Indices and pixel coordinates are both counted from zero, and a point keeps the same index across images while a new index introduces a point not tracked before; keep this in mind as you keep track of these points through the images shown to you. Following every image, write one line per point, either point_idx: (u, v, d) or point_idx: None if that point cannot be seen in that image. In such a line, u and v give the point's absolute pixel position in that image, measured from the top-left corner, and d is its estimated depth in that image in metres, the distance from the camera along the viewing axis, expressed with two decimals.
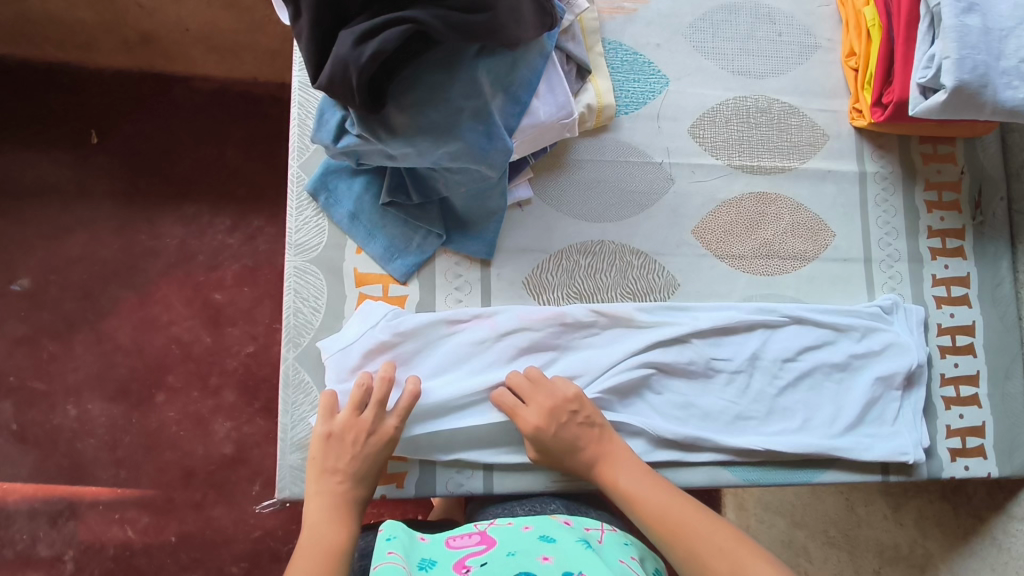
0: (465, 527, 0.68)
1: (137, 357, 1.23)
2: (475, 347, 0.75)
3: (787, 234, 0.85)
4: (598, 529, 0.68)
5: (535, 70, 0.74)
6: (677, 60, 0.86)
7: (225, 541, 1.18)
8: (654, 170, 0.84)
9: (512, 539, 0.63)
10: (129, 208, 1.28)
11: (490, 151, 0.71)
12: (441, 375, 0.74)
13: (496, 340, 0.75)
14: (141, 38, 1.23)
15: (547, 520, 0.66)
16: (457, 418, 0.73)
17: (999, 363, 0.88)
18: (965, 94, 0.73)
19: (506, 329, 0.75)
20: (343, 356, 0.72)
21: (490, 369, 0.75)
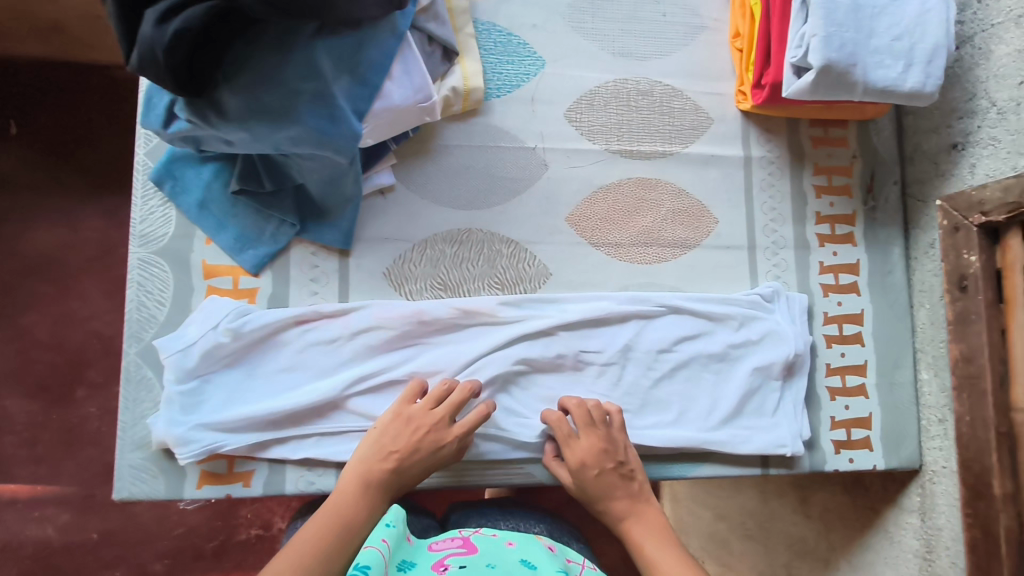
0: (454, 533, 0.73)
1: (56, 352, 1.14)
2: (327, 346, 0.74)
3: (668, 220, 0.83)
4: (579, 563, 0.71)
5: (387, 51, 0.70)
6: (555, 40, 0.83)
7: (146, 539, 1.13)
8: (528, 155, 0.81)
9: (495, 555, 0.66)
10: (45, 198, 1.18)
11: (337, 136, 0.68)
12: (291, 374, 0.73)
13: (348, 339, 0.74)
14: (51, 26, 1.11)
15: (533, 543, 0.69)
16: (310, 425, 0.73)
17: (888, 353, 0.86)
18: (832, 74, 0.70)
19: (359, 329, 0.74)
20: (181, 357, 0.70)
21: (342, 370, 0.74)
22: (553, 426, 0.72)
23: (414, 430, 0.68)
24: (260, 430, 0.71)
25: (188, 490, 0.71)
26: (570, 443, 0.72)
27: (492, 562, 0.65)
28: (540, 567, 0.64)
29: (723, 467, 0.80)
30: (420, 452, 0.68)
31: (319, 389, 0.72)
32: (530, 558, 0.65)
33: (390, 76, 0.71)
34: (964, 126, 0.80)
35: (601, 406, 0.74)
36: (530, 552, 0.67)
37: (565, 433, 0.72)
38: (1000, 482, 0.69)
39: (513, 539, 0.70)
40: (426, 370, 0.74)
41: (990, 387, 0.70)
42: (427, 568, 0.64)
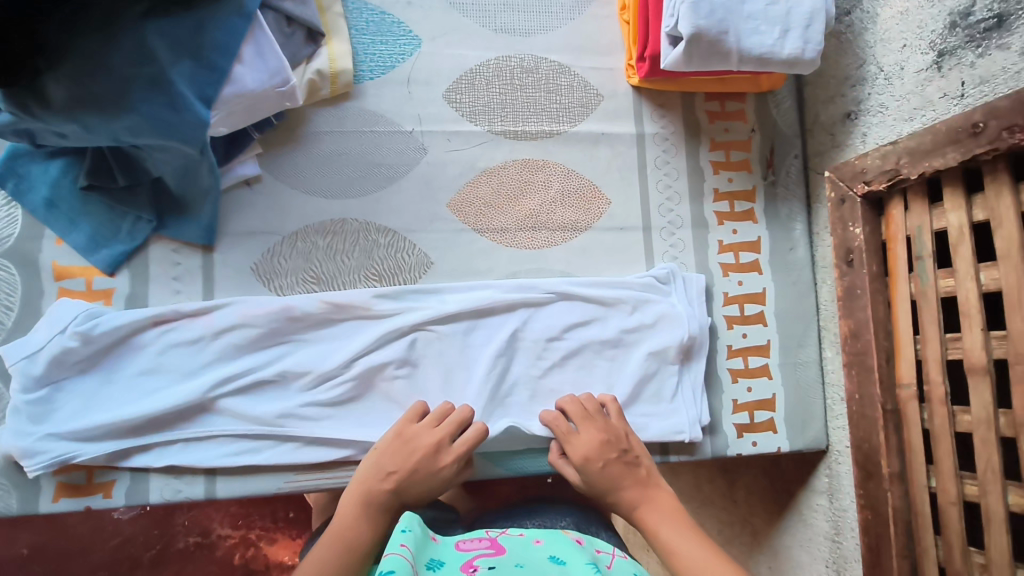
0: (479, 533, 0.69)
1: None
2: (190, 347, 0.70)
3: (556, 203, 0.80)
4: (609, 552, 0.69)
5: (234, 32, 0.65)
6: (431, 18, 0.79)
7: (82, 551, 1.07)
8: (405, 139, 0.77)
9: (524, 554, 0.63)
10: None
11: (178, 125, 0.63)
12: (151, 378, 0.70)
13: (211, 338, 0.71)
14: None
15: (560, 539, 0.67)
16: (173, 432, 0.69)
17: (793, 331, 0.84)
18: (704, 42, 0.67)
19: (223, 327, 0.71)
20: (29, 364, 0.66)
21: (205, 372, 0.70)
22: (551, 427, 0.72)
23: (411, 448, 0.67)
24: (119, 438, 0.68)
25: (44, 504, 0.68)
26: (570, 440, 0.71)
27: (522, 562, 0.61)
28: (568, 563, 0.61)
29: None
30: (425, 471, 0.66)
31: (180, 393, 0.69)
32: (559, 555, 0.63)
33: (240, 58, 0.67)
34: (857, 94, 0.77)
35: (596, 398, 0.74)
36: (558, 549, 0.64)
37: (564, 428, 0.71)
38: (887, 461, 0.67)
39: (541, 537, 0.68)
40: (296, 369, 0.71)
41: (877, 364, 0.68)
42: (456, 566, 0.60)
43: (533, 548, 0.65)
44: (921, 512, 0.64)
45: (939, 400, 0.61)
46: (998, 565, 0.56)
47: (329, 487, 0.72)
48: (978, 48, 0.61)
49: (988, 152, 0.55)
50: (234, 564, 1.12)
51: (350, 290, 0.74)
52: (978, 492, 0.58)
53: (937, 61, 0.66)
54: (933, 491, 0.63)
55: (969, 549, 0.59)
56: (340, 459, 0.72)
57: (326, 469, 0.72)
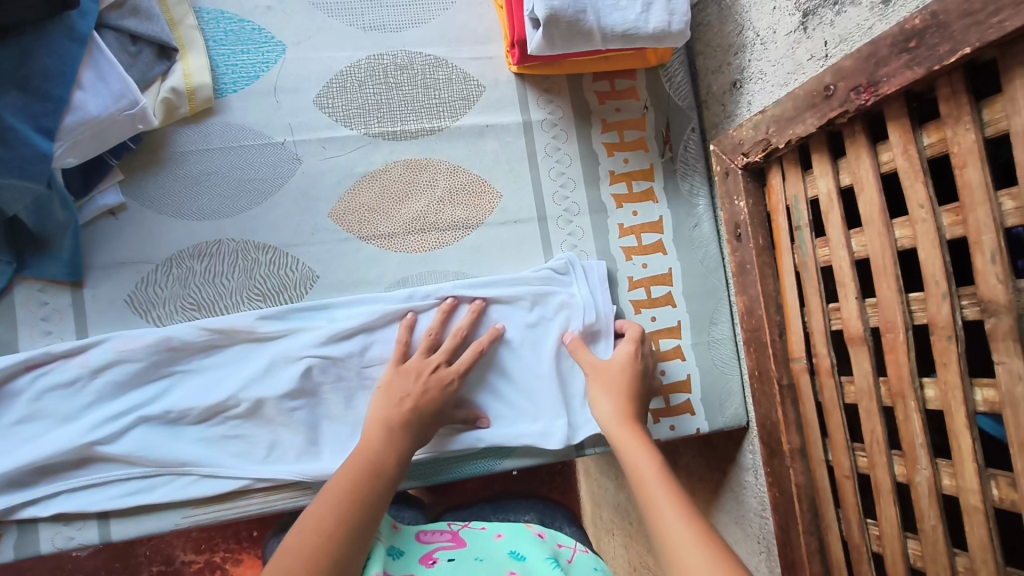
0: (441, 525, 0.71)
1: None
2: (67, 388, 0.67)
3: (444, 201, 0.77)
4: (572, 547, 0.69)
5: (66, 57, 0.63)
6: (294, 21, 0.76)
7: None
8: (277, 150, 0.74)
9: (486, 549, 0.65)
10: None
11: (13, 161, 0.59)
12: (28, 426, 0.66)
13: (89, 378, 0.67)
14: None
15: (522, 532, 0.68)
16: (57, 481, 0.66)
17: (703, 309, 0.82)
18: (562, 24, 0.64)
19: (99, 365, 0.67)
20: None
21: (89, 411, 0.67)
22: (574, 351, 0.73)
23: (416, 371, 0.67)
24: (4, 490, 0.65)
25: None
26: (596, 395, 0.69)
27: (480, 556, 0.63)
28: (528, 557, 0.62)
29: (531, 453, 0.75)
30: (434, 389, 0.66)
31: (62, 436, 0.65)
32: (520, 549, 0.64)
33: (80, 84, 0.64)
34: (739, 61, 0.75)
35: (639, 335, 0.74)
36: (519, 542, 0.66)
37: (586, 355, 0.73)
38: (787, 437, 0.65)
39: (502, 530, 0.69)
40: (182, 401, 0.68)
41: (770, 339, 0.66)
42: (415, 559, 0.62)
43: (494, 541, 0.67)
44: (821, 487, 0.62)
45: (826, 372, 0.60)
46: (890, 537, 0.55)
47: (228, 518, 0.69)
48: (835, 6, 0.59)
49: (841, 116, 0.53)
50: None
51: (232, 313, 0.71)
52: (868, 464, 0.57)
53: (803, 22, 0.63)
54: (831, 465, 0.62)
55: (866, 522, 0.58)
56: (239, 489, 0.69)
57: (225, 499, 0.69)
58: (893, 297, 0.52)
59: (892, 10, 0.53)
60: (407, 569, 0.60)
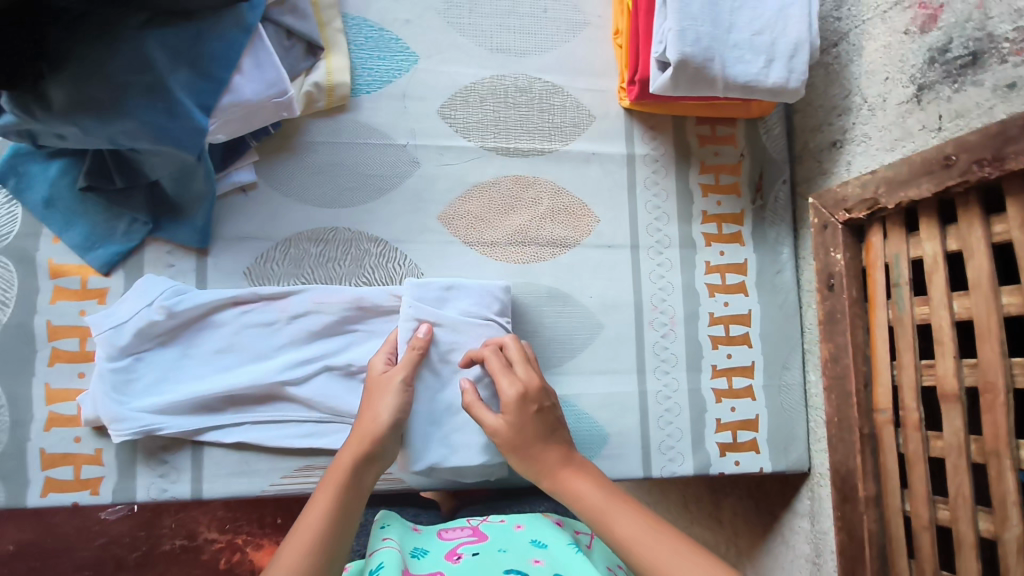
0: (461, 522, 0.74)
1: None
2: (264, 330, 0.72)
3: (545, 219, 0.81)
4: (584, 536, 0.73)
5: (232, 44, 0.68)
6: (428, 36, 0.81)
7: (67, 548, 1.13)
8: (399, 152, 0.79)
9: (505, 539, 0.69)
10: None
11: (175, 130, 0.65)
12: (224, 356, 0.71)
13: (286, 323, 0.72)
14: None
15: (537, 523, 0.72)
16: (216, 420, 0.70)
17: (778, 353, 0.85)
18: (690, 69, 0.69)
19: (298, 313, 0.72)
20: (115, 334, 0.67)
21: (282, 352, 0.72)
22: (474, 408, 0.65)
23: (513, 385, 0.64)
24: (196, 412, 0.70)
25: (31, 498, 0.68)
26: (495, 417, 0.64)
27: (503, 548, 0.67)
28: (549, 546, 0.67)
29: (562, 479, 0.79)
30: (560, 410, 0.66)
31: (255, 373, 0.70)
32: (540, 538, 0.69)
33: (239, 69, 0.70)
34: (843, 123, 0.79)
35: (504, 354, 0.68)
36: (537, 533, 0.70)
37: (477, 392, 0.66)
38: (863, 484, 0.67)
39: (521, 522, 0.72)
40: (364, 358, 0.72)
41: (855, 388, 0.68)
42: (439, 556, 0.66)
43: (514, 532, 0.70)
44: (895, 536, 0.64)
45: (913, 425, 0.62)
46: None
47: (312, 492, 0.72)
48: (954, 84, 0.63)
49: (959, 185, 0.57)
50: (219, 567, 1.17)
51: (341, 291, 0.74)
52: (950, 517, 0.58)
53: (917, 94, 0.68)
54: (907, 516, 0.64)
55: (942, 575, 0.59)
56: (324, 462, 0.73)
57: (310, 473, 0.72)
58: (996, 360, 0.54)
59: (1016, 94, 0.57)
60: (434, 566, 0.64)
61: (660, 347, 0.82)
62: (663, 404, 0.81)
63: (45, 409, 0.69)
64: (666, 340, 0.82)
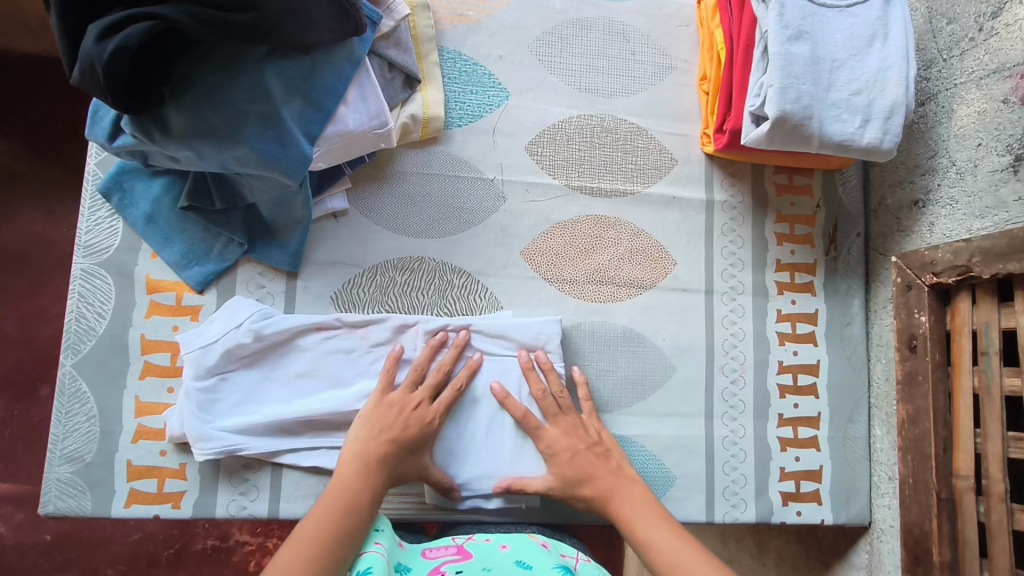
0: (445, 540, 0.69)
1: (25, 348, 1.15)
2: (346, 357, 0.72)
3: (624, 259, 0.82)
4: (574, 557, 0.68)
5: (343, 76, 0.70)
6: (520, 73, 0.83)
7: (103, 542, 1.13)
8: (486, 187, 0.80)
9: (491, 558, 0.64)
10: (50, 191, 1.18)
11: (284, 159, 0.66)
12: (304, 380, 0.71)
13: (367, 351, 0.72)
14: (40, 22, 1.11)
15: (527, 545, 0.67)
16: (294, 444, 0.70)
17: (844, 406, 0.85)
18: (788, 125, 0.69)
19: (379, 342, 0.72)
20: (203, 354, 0.69)
21: (362, 380, 0.72)
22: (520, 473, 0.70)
23: (557, 428, 0.71)
24: (275, 435, 0.70)
25: (115, 508, 0.69)
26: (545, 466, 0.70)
27: (489, 567, 0.62)
28: (535, 567, 0.62)
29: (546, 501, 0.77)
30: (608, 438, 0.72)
31: (335, 399, 0.70)
32: (527, 560, 0.63)
33: (345, 100, 0.71)
34: (926, 183, 0.80)
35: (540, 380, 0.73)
36: (525, 553, 0.65)
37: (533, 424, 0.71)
38: (938, 549, 0.68)
39: (507, 543, 0.68)
40: None
41: (935, 452, 0.69)
42: None
43: (501, 552, 0.66)
44: None
45: (997, 497, 0.62)
46: None
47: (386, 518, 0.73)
48: None
49: None
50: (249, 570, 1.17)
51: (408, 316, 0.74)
52: None
53: (1013, 165, 0.68)
54: None
55: None
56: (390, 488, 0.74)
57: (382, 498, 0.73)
58: None
59: None
60: None
61: (729, 392, 0.83)
62: (730, 449, 0.82)
63: (134, 421, 0.71)
64: (735, 387, 0.83)
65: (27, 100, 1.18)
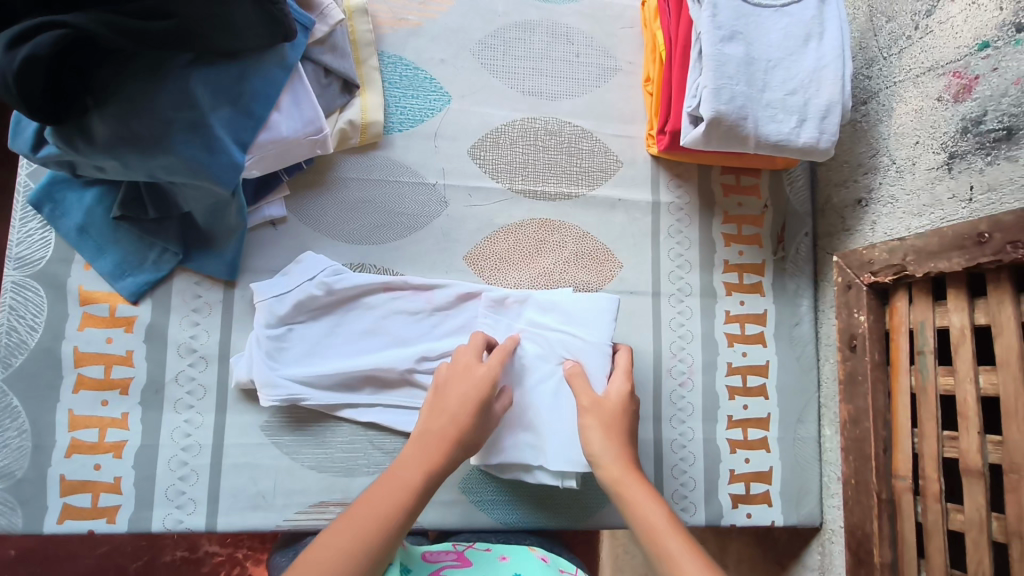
0: (446, 545, 0.69)
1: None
2: (409, 317, 0.74)
3: (569, 263, 0.82)
4: (573, 573, 0.67)
5: (274, 82, 0.70)
6: (461, 77, 0.82)
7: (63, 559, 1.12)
8: (428, 192, 0.80)
9: (493, 570, 0.63)
10: None
11: (214, 166, 0.66)
12: (361, 340, 0.74)
13: (429, 314, 0.74)
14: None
15: (526, 558, 0.66)
16: (346, 400, 0.72)
17: (793, 407, 0.85)
18: (723, 126, 0.69)
19: (443, 305, 0.74)
20: (276, 303, 0.72)
21: (422, 340, 0.74)
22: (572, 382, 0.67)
23: (620, 387, 0.67)
24: (337, 388, 0.72)
25: (48, 525, 0.68)
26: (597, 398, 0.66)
27: None
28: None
29: (494, 497, 0.77)
30: (625, 411, 0.66)
31: (389, 356, 0.72)
32: None
33: (278, 107, 0.71)
34: (869, 181, 0.79)
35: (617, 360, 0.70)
36: (526, 568, 0.65)
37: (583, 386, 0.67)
38: (879, 550, 0.67)
39: (506, 554, 0.68)
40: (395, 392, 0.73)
41: (875, 452, 0.69)
42: None
43: (501, 563, 0.65)
44: None
45: (933, 496, 0.62)
46: None
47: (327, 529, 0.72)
48: (987, 156, 0.64)
49: (991, 263, 0.57)
50: None
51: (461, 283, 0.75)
52: None
53: (947, 162, 0.68)
54: None
55: None
56: (340, 500, 0.72)
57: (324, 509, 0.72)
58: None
59: None
60: None
61: (678, 395, 0.82)
62: (678, 453, 0.81)
63: (67, 436, 0.69)
64: (684, 389, 0.82)
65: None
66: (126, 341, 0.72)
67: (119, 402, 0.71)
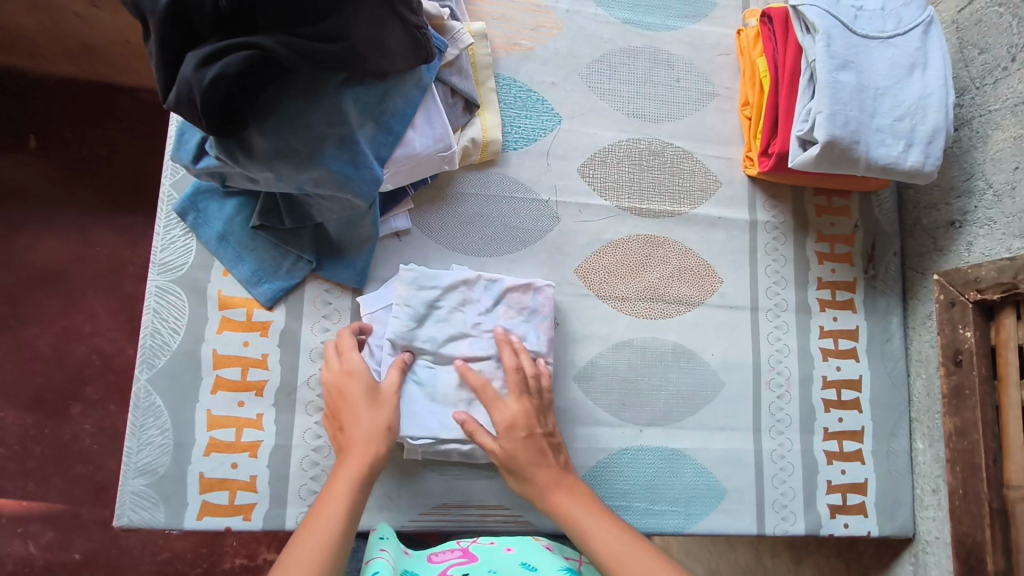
0: (452, 543, 0.71)
1: (57, 367, 1.15)
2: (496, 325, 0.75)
3: (673, 277, 0.85)
4: (578, 559, 0.69)
5: (411, 101, 0.73)
6: (571, 99, 0.87)
7: (130, 562, 1.12)
8: (541, 208, 0.83)
9: (496, 560, 0.66)
10: (87, 210, 1.20)
11: (356, 180, 0.69)
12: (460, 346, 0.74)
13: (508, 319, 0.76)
14: (83, 47, 1.15)
15: (530, 545, 0.68)
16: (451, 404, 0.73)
17: (886, 420, 0.87)
18: (837, 149, 0.73)
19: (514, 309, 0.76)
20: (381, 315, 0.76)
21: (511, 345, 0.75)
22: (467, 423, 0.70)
23: (512, 403, 0.71)
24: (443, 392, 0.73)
25: (188, 520, 0.71)
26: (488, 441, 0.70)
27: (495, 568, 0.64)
28: (541, 569, 0.64)
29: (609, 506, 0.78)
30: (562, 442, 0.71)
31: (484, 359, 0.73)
32: (533, 561, 0.65)
33: (413, 125, 0.74)
34: (962, 204, 0.83)
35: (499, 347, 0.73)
36: (530, 555, 0.67)
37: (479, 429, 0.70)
38: (993, 559, 0.70)
39: (512, 544, 0.69)
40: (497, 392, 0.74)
41: (985, 463, 0.72)
42: None
43: (506, 553, 0.67)
44: None
45: None
46: None
47: (448, 529, 0.77)
48: None
49: None
50: None
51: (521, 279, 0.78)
52: None
53: None
54: None
55: None
56: (458, 502, 0.77)
57: (445, 511, 0.77)
58: None
59: None
60: None
61: (776, 407, 0.85)
62: (778, 463, 0.84)
63: (206, 435, 0.72)
64: (782, 401, 0.85)
65: (66, 123, 1.21)
66: (262, 345, 0.75)
67: (255, 403, 0.74)
